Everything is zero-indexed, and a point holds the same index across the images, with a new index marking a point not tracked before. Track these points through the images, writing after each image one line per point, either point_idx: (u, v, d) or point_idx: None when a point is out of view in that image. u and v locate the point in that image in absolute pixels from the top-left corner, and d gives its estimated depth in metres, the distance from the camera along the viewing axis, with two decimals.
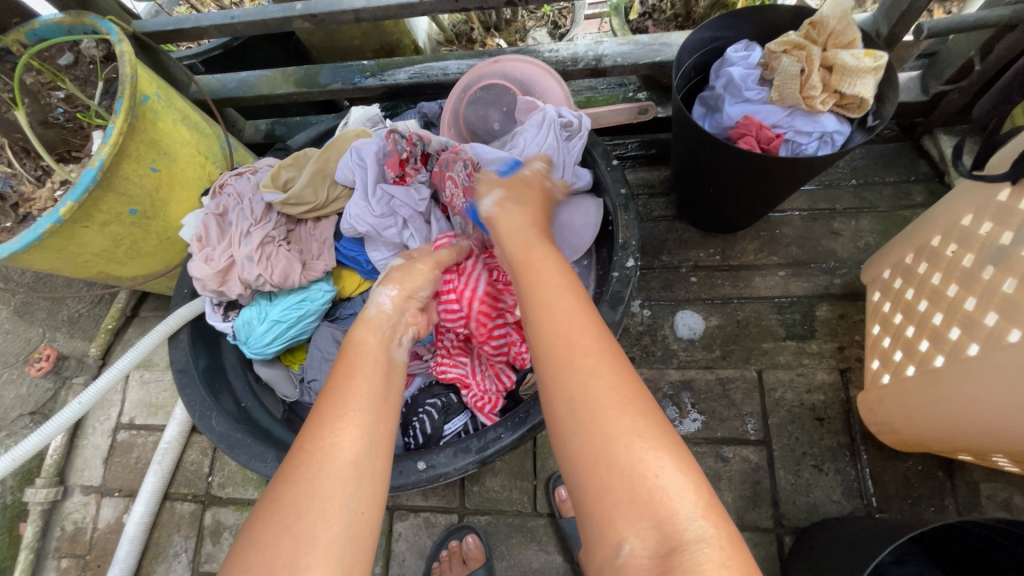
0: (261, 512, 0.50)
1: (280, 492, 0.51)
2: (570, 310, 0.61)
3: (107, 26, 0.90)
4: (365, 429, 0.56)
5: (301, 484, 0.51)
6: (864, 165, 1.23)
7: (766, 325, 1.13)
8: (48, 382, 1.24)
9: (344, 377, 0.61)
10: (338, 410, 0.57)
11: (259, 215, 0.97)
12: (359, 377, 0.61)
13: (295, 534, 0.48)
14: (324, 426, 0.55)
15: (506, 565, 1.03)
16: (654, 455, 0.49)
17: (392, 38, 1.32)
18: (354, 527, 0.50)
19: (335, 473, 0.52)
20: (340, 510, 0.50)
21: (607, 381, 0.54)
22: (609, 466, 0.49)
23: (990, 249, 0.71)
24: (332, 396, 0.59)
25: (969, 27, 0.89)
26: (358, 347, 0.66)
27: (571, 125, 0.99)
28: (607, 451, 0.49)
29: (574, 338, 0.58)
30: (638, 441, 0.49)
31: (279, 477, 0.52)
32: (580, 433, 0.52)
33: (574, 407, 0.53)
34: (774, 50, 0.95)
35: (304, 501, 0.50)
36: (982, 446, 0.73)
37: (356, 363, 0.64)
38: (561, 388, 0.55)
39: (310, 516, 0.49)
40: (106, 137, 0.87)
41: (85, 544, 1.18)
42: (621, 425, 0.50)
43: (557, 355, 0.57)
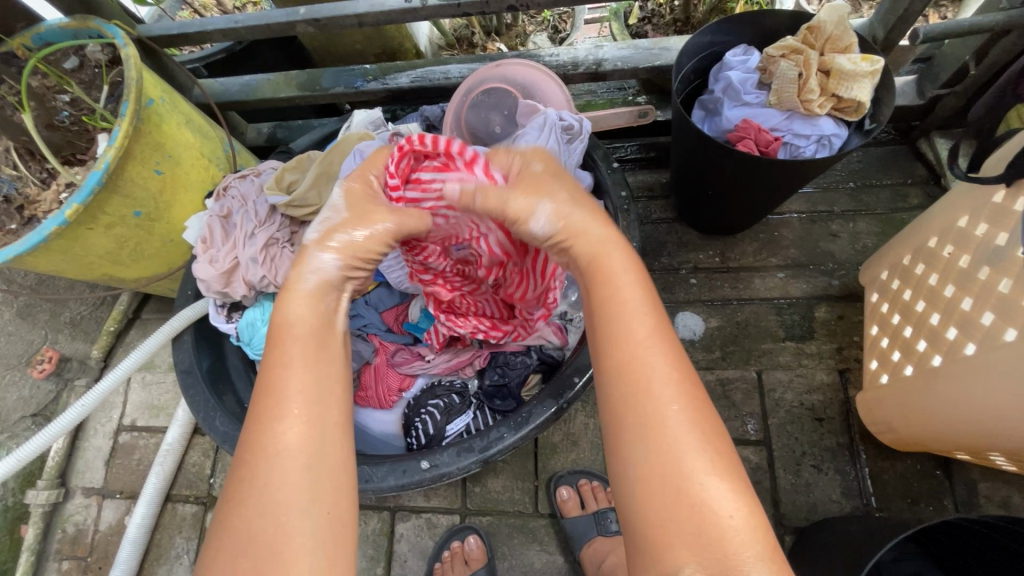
0: (215, 528, 0.48)
1: (232, 511, 0.48)
2: (637, 301, 0.54)
3: (113, 30, 0.91)
4: (308, 424, 0.51)
5: (251, 500, 0.47)
6: (862, 167, 1.24)
7: (765, 326, 1.14)
8: (50, 384, 1.24)
9: (272, 366, 0.53)
10: (273, 408, 0.51)
11: (263, 216, 0.98)
12: (293, 365, 0.53)
13: (258, 551, 0.46)
14: (266, 433, 0.50)
15: (508, 565, 1.04)
16: (725, 489, 0.46)
17: (394, 42, 1.33)
18: (320, 529, 0.48)
19: (287, 481, 0.48)
20: (302, 518, 0.47)
21: (674, 404, 0.48)
22: (666, 492, 0.46)
23: (985, 249, 0.72)
24: (264, 391, 0.52)
25: (964, 31, 0.91)
26: (283, 319, 0.57)
27: (572, 129, 1.00)
28: (674, 485, 0.46)
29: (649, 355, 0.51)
30: (706, 472, 0.46)
31: (231, 490, 0.49)
32: (642, 453, 0.47)
33: (655, 425, 0.48)
34: (773, 55, 0.97)
35: (257, 520, 0.47)
36: (979, 444, 0.74)
37: (283, 345, 0.54)
38: (624, 408, 0.49)
39: (269, 532, 0.46)
40: (111, 140, 0.87)
41: (86, 546, 1.18)
42: (692, 444, 0.47)
43: (622, 372, 0.50)
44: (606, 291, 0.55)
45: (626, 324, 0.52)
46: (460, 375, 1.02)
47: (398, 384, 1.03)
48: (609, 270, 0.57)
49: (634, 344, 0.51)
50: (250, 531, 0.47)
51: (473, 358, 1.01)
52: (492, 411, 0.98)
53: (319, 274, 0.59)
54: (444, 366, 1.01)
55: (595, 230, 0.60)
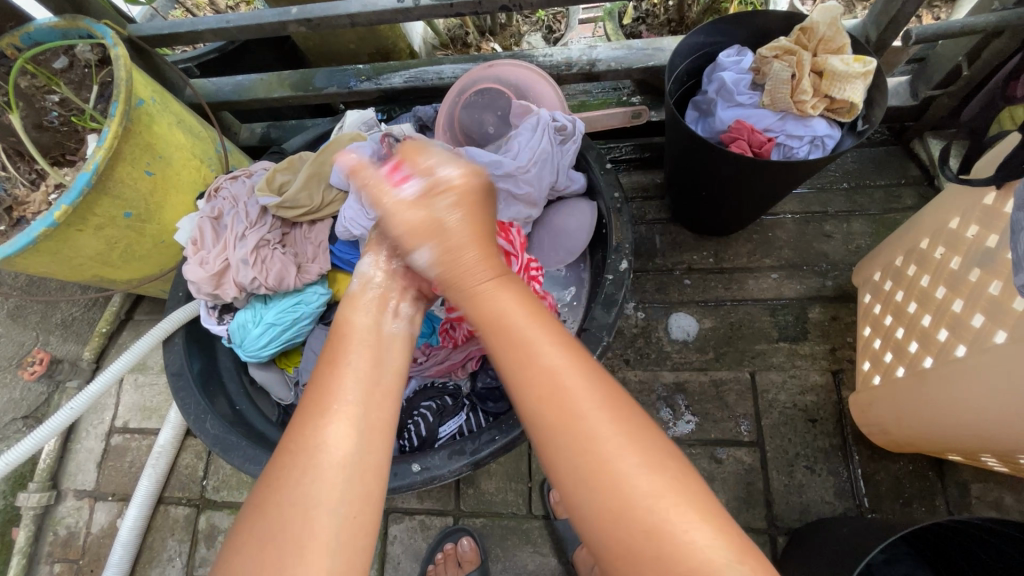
0: (246, 515, 0.48)
1: (265, 500, 0.48)
2: (554, 350, 0.53)
3: (101, 30, 0.90)
4: (351, 424, 0.51)
5: (287, 490, 0.48)
6: (856, 168, 1.24)
7: (759, 327, 1.13)
8: (41, 386, 1.23)
9: (327, 366, 0.55)
10: (319, 405, 0.52)
11: (254, 218, 0.97)
12: (345, 367, 0.55)
13: (283, 542, 0.45)
14: (311, 427, 0.51)
15: (501, 567, 1.03)
16: (683, 511, 0.45)
17: (388, 42, 1.33)
18: (346, 533, 0.47)
19: (325, 476, 0.48)
20: (330, 517, 0.47)
21: (629, 446, 0.48)
22: (633, 527, 0.45)
23: (976, 251, 0.72)
24: (317, 388, 0.54)
25: (956, 32, 0.91)
26: (345, 324, 0.60)
27: (565, 129, 1.00)
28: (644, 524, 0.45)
29: (575, 386, 0.51)
30: (679, 514, 0.45)
31: (267, 478, 0.50)
32: (603, 499, 0.46)
33: (595, 455, 0.47)
34: (766, 55, 0.97)
35: (287, 512, 0.47)
36: (970, 445, 0.74)
37: (341, 350, 0.57)
38: (572, 457, 0.48)
39: (296, 526, 0.46)
40: (100, 141, 0.87)
41: (78, 549, 1.18)
42: (643, 481, 0.46)
43: (559, 418, 0.50)
44: (512, 341, 0.55)
45: (556, 373, 0.51)
46: (453, 377, 1.02)
47: None
48: (505, 317, 0.56)
49: (565, 386, 0.51)
50: (277, 521, 0.47)
51: (465, 360, 1.00)
52: (485, 413, 0.98)
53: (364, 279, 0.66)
54: (436, 368, 1.01)
55: (472, 250, 0.62)
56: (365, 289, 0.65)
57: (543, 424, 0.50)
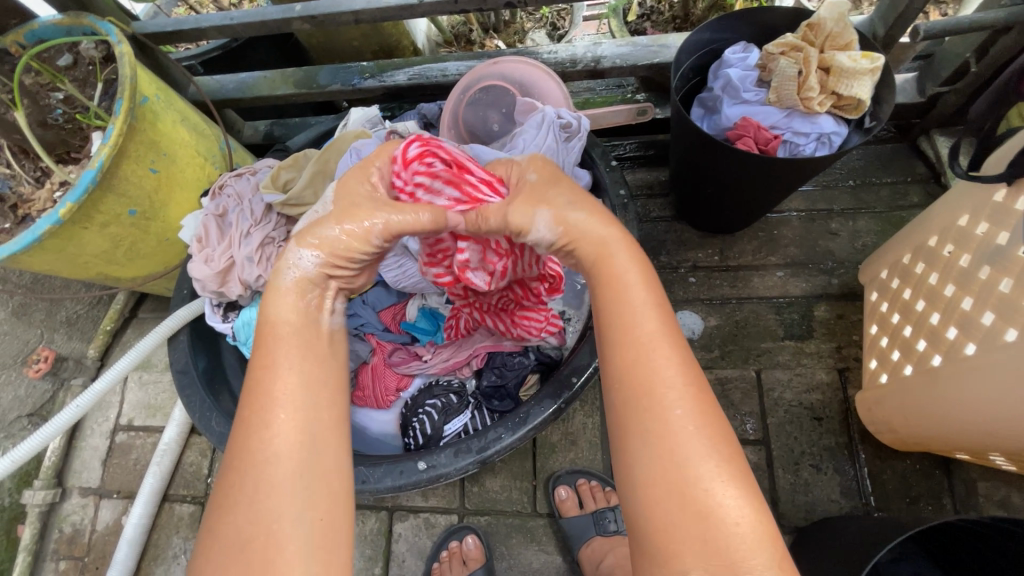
0: (205, 537, 0.48)
1: (221, 519, 0.48)
2: (644, 308, 0.54)
3: (106, 27, 0.90)
4: (298, 429, 0.51)
5: (243, 506, 0.48)
6: (862, 165, 1.24)
7: (765, 325, 1.13)
8: (46, 384, 1.24)
9: (260, 372, 0.53)
10: (260, 417, 0.51)
11: (259, 215, 0.97)
12: (281, 371, 0.53)
13: (250, 558, 0.45)
14: (255, 439, 0.50)
15: (506, 565, 1.03)
16: (731, 492, 0.46)
17: (391, 39, 1.32)
18: (316, 532, 0.48)
19: (280, 487, 0.48)
20: (296, 523, 0.47)
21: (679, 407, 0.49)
22: (661, 483, 0.47)
23: (986, 249, 0.71)
24: (253, 398, 0.52)
25: (965, 28, 0.90)
26: (274, 322, 0.57)
27: (570, 127, 0.99)
28: (684, 488, 0.46)
29: (659, 358, 0.51)
30: (714, 474, 0.46)
31: (220, 496, 0.49)
32: (642, 455, 0.49)
33: (660, 423, 0.49)
34: (773, 52, 0.96)
35: (249, 526, 0.47)
36: (980, 444, 0.74)
37: (273, 350, 0.55)
38: (631, 410, 0.50)
39: (261, 536, 0.46)
40: (105, 138, 0.86)
41: (83, 546, 1.18)
42: (706, 461, 0.47)
43: (633, 367, 0.52)
44: (611, 293, 0.56)
45: (638, 331, 0.53)
46: (457, 375, 1.02)
47: (396, 383, 1.02)
48: (615, 275, 0.57)
49: (651, 347, 0.52)
50: (239, 537, 0.47)
51: (470, 358, 1.01)
52: (490, 411, 0.98)
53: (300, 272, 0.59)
54: (440, 366, 1.01)
55: (597, 230, 0.60)
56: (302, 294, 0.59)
57: (614, 372, 0.53)
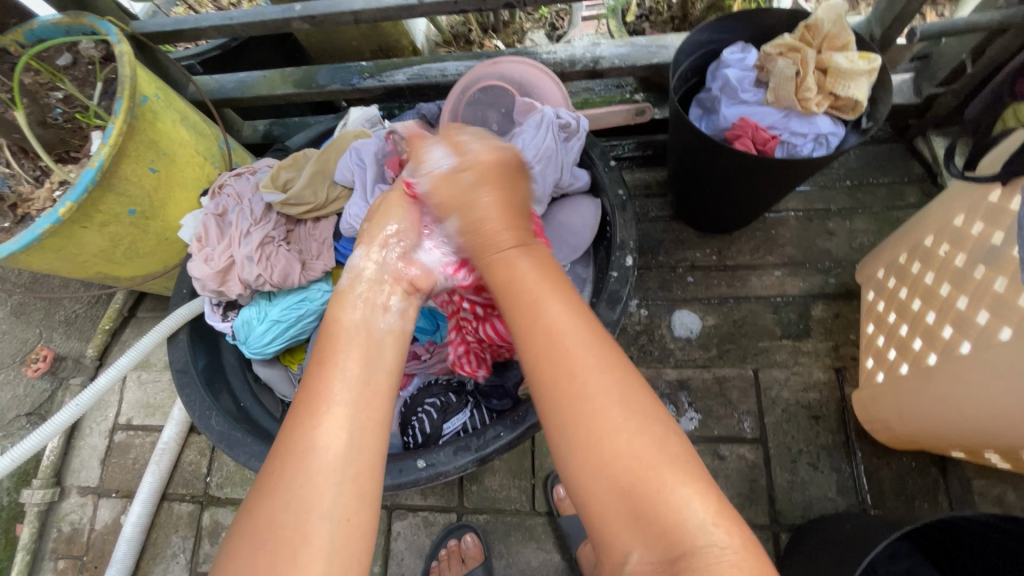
0: (238, 521, 0.49)
1: (256, 506, 0.48)
2: (579, 338, 0.54)
3: (105, 26, 0.90)
4: (341, 425, 0.52)
5: (279, 494, 0.48)
6: (859, 165, 1.24)
7: (762, 324, 1.14)
8: (45, 383, 1.24)
9: (316, 369, 0.56)
10: (308, 410, 0.52)
11: (259, 215, 0.97)
12: (334, 369, 0.55)
13: (278, 547, 0.46)
14: (302, 430, 0.51)
15: (504, 563, 1.04)
16: (693, 498, 0.46)
17: (390, 39, 1.33)
18: (340, 535, 0.47)
19: (313, 480, 0.48)
20: (322, 521, 0.47)
21: (632, 431, 0.49)
22: (634, 512, 0.46)
23: (981, 248, 0.72)
24: (306, 391, 0.54)
25: (961, 29, 0.91)
26: (335, 326, 0.60)
27: (569, 126, 1.00)
28: (646, 501, 0.46)
29: (600, 387, 0.51)
30: (688, 492, 0.46)
31: (263, 479, 0.50)
32: (608, 489, 0.48)
33: (608, 446, 0.48)
34: (770, 53, 0.97)
35: (282, 515, 0.47)
36: (974, 442, 0.74)
37: (330, 351, 0.57)
38: (585, 446, 0.49)
39: (292, 527, 0.47)
40: (105, 137, 0.87)
41: (82, 545, 1.18)
42: (667, 473, 0.47)
43: (574, 402, 0.51)
44: (537, 327, 0.56)
45: (570, 359, 0.53)
46: (457, 374, 1.03)
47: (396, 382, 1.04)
48: (536, 308, 0.57)
49: (583, 380, 0.52)
50: (269, 526, 0.47)
51: None
52: (489, 410, 0.98)
53: (353, 274, 0.68)
54: (440, 365, 1.03)
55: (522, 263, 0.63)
56: (355, 284, 0.66)
57: (556, 413, 0.52)
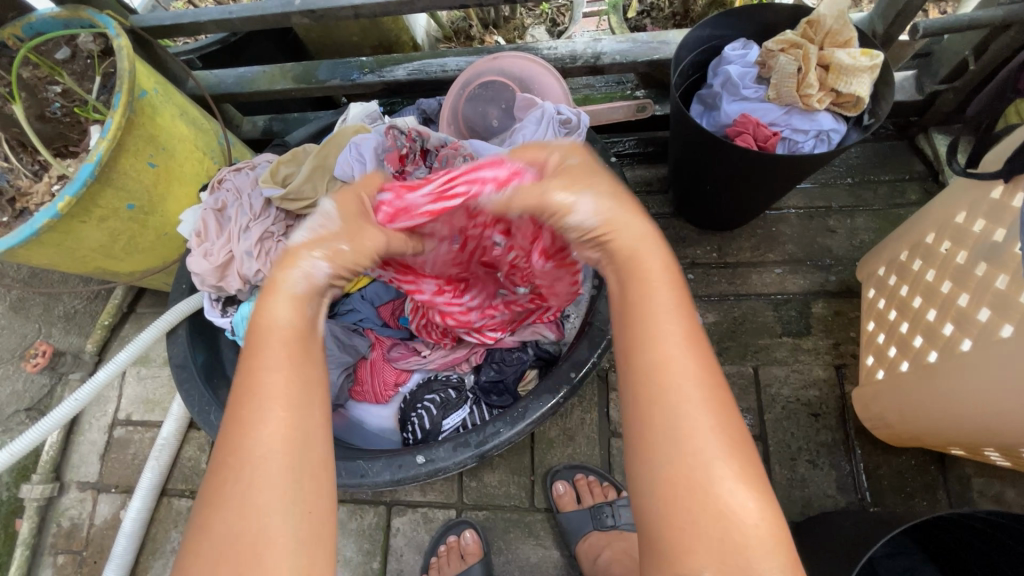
0: (190, 526, 0.46)
1: (207, 512, 0.45)
2: (673, 320, 0.49)
3: (104, 20, 0.90)
4: (292, 419, 0.48)
5: (230, 497, 0.45)
6: (860, 163, 1.24)
7: (763, 321, 1.13)
8: (44, 378, 1.23)
9: (252, 364, 0.50)
10: (251, 405, 0.48)
11: (258, 210, 0.97)
12: (273, 360, 0.50)
13: (237, 554, 0.43)
14: (243, 426, 0.47)
15: (503, 559, 1.04)
16: (749, 498, 0.44)
17: (390, 34, 1.32)
18: (302, 531, 0.46)
19: (269, 479, 0.46)
20: (283, 521, 0.45)
21: (705, 410, 0.46)
22: (689, 506, 0.44)
23: (982, 245, 0.72)
24: (246, 390, 0.49)
25: (964, 26, 0.90)
26: (266, 318, 0.53)
27: (570, 122, 0.99)
28: (703, 496, 0.44)
29: (683, 380, 0.47)
30: (736, 486, 0.44)
31: (210, 486, 0.46)
32: (670, 477, 0.45)
33: (679, 441, 0.45)
34: (772, 49, 0.97)
35: (237, 520, 0.44)
36: (974, 440, 0.74)
37: (267, 342, 0.51)
38: (652, 426, 0.46)
39: (250, 531, 0.44)
40: (103, 132, 0.86)
41: (81, 540, 1.18)
42: (725, 468, 0.45)
43: (651, 387, 0.47)
44: (632, 298, 0.51)
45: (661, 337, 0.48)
46: (456, 369, 1.02)
47: (394, 378, 1.03)
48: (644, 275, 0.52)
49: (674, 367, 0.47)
50: (225, 536, 0.44)
51: (469, 354, 1.01)
52: (488, 406, 0.98)
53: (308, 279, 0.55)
54: (439, 361, 1.01)
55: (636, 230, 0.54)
56: (307, 297, 0.55)
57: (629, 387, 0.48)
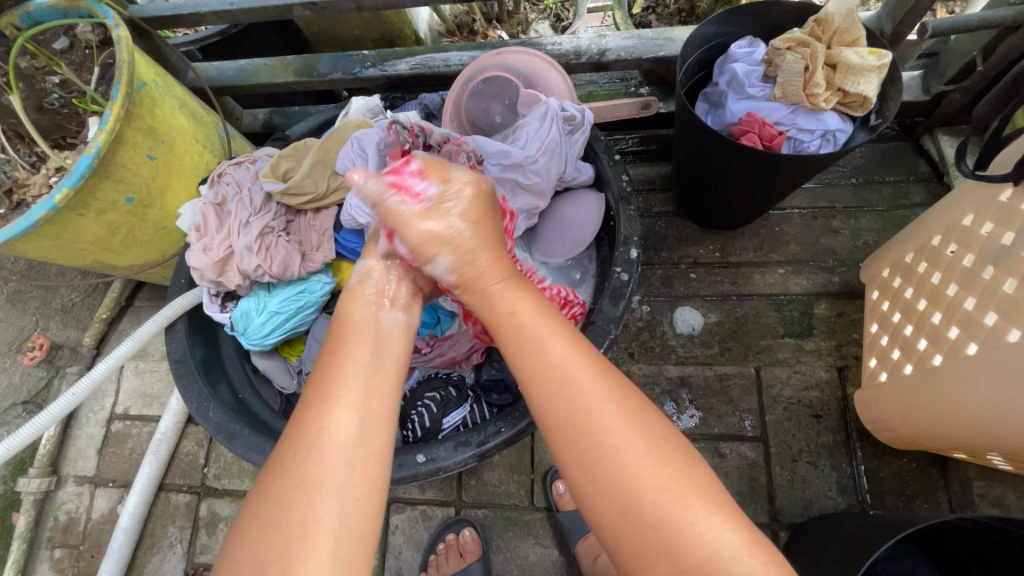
0: (251, 505, 0.48)
1: (265, 491, 0.48)
2: (568, 354, 0.57)
3: (103, 10, 0.88)
4: (353, 410, 0.52)
5: (291, 473, 0.49)
6: (865, 163, 1.23)
7: (765, 322, 1.13)
8: (41, 371, 1.22)
9: (330, 359, 0.57)
10: (322, 394, 0.53)
11: (258, 204, 0.95)
12: (345, 358, 0.56)
13: (289, 524, 0.46)
14: (315, 411, 0.52)
15: (503, 558, 1.03)
16: (705, 514, 0.47)
17: (393, 27, 1.31)
18: (348, 515, 0.47)
19: (325, 459, 0.49)
20: (333, 499, 0.47)
21: (624, 426, 0.52)
22: (644, 527, 0.48)
23: (990, 249, 0.71)
24: (321, 378, 0.56)
25: (974, 26, 0.89)
26: (347, 323, 0.62)
27: (574, 119, 0.99)
28: (649, 514, 0.48)
29: (594, 401, 0.53)
30: (677, 504, 0.47)
31: (275, 463, 0.50)
32: (612, 491, 0.50)
33: (614, 469, 0.50)
34: (779, 47, 0.95)
35: (294, 492, 0.47)
36: (978, 445, 0.74)
37: (343, 342, 0.58)
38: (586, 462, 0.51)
39: (302, 507, 0.47)
40: (102, 124, 0.85)
41: (78, 534, 1.17)
42: (659, 486, 0.49)
43: (576, 428, 0.53)
44: (525, 351, 0.59)
45: (573, 384, 0.54)
46: (457, 368, 1.02)
47: None
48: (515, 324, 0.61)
49: (586, 396, 0.54)
50: (280, 509, 0.47)
51: (470, 353, 1.00)
52: (489, 405, 0.97)
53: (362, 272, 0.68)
54: (439, 359, 1.01)
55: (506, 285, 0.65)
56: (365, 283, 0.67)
57: (558, 437, 0.54)
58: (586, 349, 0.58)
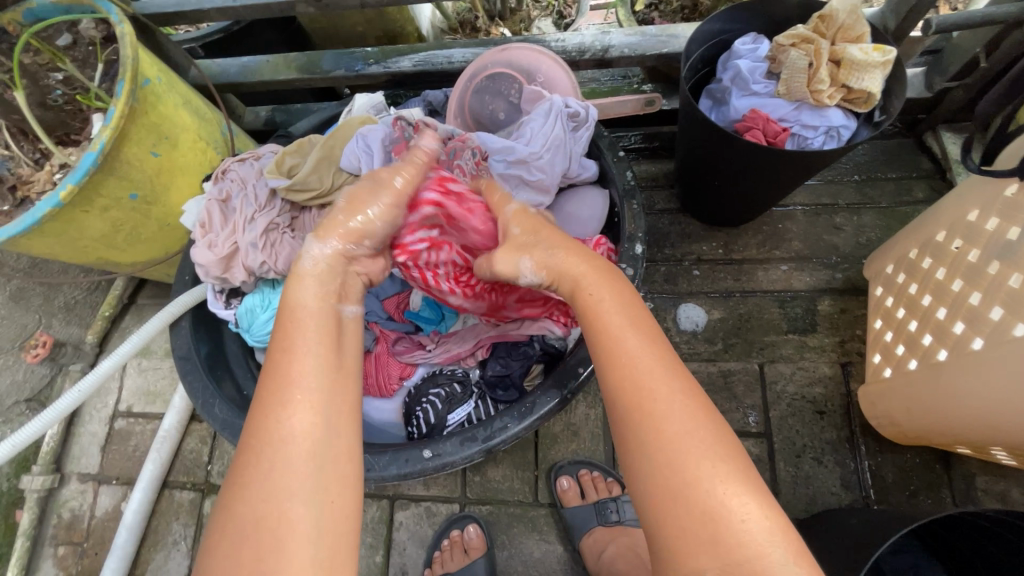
0: (218, 517, 0.48)
1: (232, 503, 0.48)
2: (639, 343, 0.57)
3: (107, 6, 0.88)
4: (312, 412, 0.51)
5: (255, 483, 0.48)
6: (867, 160, 1.24)
7: (768, 318, 1.13)
8: (45, 368, 1.22)
9: (279, 357, 0.55)
10: (278, 398, 0.52)
11: (263, 201, 0.95)
12: (298, 355, 0.55)
13: (262, 532, 0.46)
14: (273, 416, 0.51)
15: (507, 554, 1.04)
16: (751, 508, 0.47)
17: (395, 25, 1.31)
18: (324, 517, 0.48)
19: (291, 467, 0.49)
20: (305, 504, 0.48)
21: (684, 414, 0.51)
22: (689, 508, 0.48)
23: (996, 244, 0.71)
24: (272, 379, 0.53)
25: (978, 22, 0.89)
26: (295, 314, 0.58)
27: (578, 116, 0.99)
28: (699, 500, 0.48)
29: (659, 389, 0.53)
30: (725, 488, 0.48)
31: (238, 473, 0.49)
32: (667, 472, 0.49)
33: (669, 448, 0.50)
34: (783, 44, 0.96)
35: (262, 502, 0.47)
36: (984, 439, 0.74)
37: (294, 337, 0.56)
38: (642, 444, 0.52)
39: (274, 517, 0.47)
40: (107, 120, 0.85)
41: (82, 531, 1.17)
42: (712, 471, 0.48)
43: (635, 408, 0.53)
44: (595, 319, 0.60)
45: (639, 365, 0.55)
46: (462, 364, 1.01)
47: (399, 372, 1.02)
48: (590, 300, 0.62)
49: (646, 375, 0.54)
50: (250, 519, 0.47)
51: (474, 349, 1.00)
52: (494, 401, 0.97)
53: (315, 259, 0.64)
54: (444, 356, 1.01)
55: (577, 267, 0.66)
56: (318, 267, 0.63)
57: (620, 411, 0.54)
58: (654, 333, 0.58)
